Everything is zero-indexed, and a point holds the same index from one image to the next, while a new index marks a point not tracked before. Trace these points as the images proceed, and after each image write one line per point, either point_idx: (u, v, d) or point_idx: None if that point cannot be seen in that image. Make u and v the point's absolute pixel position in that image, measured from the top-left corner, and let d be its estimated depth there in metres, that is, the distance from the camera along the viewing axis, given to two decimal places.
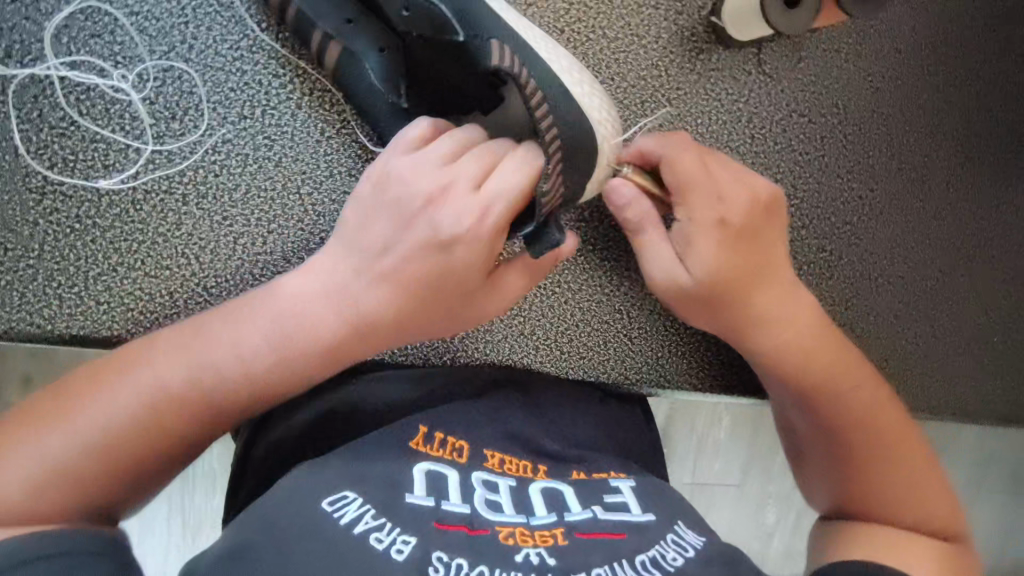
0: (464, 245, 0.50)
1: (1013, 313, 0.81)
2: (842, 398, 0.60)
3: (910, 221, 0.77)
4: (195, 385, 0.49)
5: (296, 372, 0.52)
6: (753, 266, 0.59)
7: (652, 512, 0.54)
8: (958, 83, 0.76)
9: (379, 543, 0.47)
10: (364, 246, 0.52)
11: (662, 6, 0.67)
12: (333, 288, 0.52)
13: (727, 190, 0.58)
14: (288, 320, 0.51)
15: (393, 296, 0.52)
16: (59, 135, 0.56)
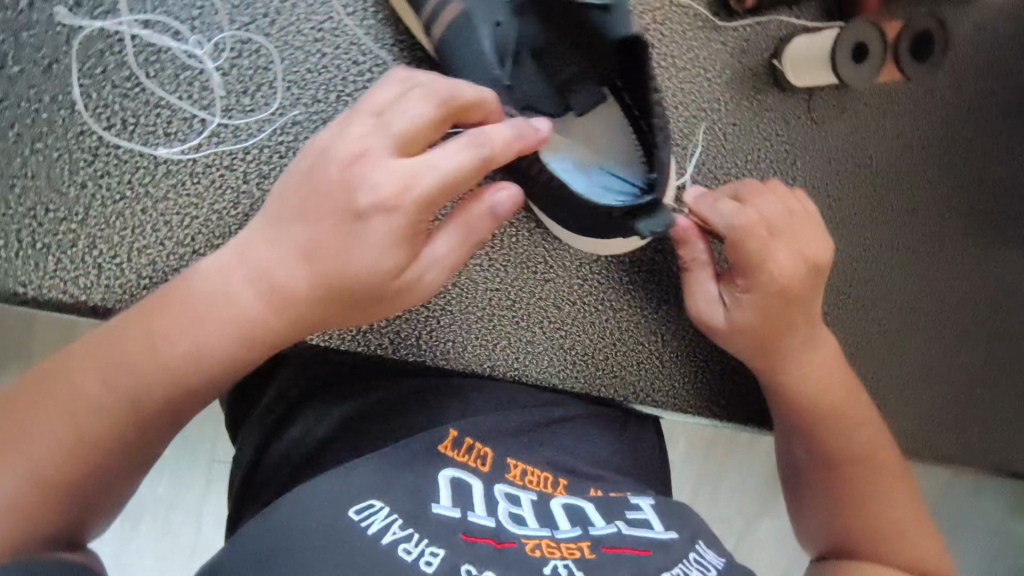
0: (387, 212, 0.42)
1: (991, 366, 0.88)
2: (845, 434, 0.62)
3: (919, 275, 0.81)
4: (110, 392, 0.42)
5: (213, 363, 0.44)
6: (790, 323, 0.60)
7: (674, 531, 0.55)
8: (970, 152, 0.82)
9: (408, 553, 0.47)
10: (288, 222, 0.44)
11: (729, 43, 0.69)
12: (257, 267, 0.44)
13: (782, 242, 0.58)
14: (198, 305, 0.43)
15: (308, 272, 0.43)
16: (123, 96, 0.53)
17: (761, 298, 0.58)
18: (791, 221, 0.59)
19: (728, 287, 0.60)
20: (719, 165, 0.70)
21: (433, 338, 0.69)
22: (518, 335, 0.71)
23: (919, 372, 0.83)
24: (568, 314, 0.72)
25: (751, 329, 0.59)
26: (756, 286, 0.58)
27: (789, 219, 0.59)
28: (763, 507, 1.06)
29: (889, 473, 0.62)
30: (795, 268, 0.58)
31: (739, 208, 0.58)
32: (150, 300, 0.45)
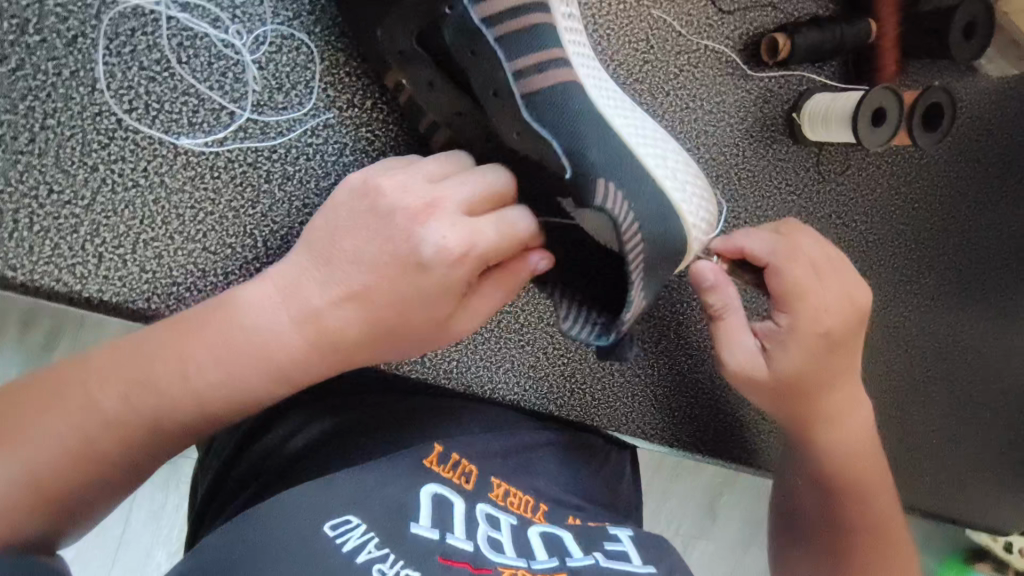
0: (449, 265, 0.45)
1: (950, 421, 0.93)
2: (863, 501, 0.64)
3: (894, 330, 0.85)
4: (130, 407, 0.42)
5: (240, 393, 0.44)
6: (834, 370, 0.61)
7: (652, 565, 0.54)
8: (956, 217, 0.86)
9: (382, 574, 0.44)
10: (335, 257, 0.46)
11: (754, 92, 0.70)
12: (299, 302, 0.45)
13: (830, 302, 0.58)
14: (237, 333, 0.44)
15: (360, 316, 0.46)
16: (149, 79, 0.50)
17: (807, 348, 0.58)
18: (835, 271, 0.59)
19: (767, 331, 0.60)
20: (731, 209, 0.72)
21: (434, 356, 0.68)
22: (521, 360, 0.70)
23: (883, 420, 0.87)
24: (572, 342, 0.72)
25: (800, 380, 0.60)
26: (804, 331, 0.58)
27: (836, 264, 0.60)
28: (702, 516, 1.18)
29: (893, 541, 0.63)
30: (840, 317, 0.59)
31: (774, 243, 0.58)
32: (184, 319, 0.44)
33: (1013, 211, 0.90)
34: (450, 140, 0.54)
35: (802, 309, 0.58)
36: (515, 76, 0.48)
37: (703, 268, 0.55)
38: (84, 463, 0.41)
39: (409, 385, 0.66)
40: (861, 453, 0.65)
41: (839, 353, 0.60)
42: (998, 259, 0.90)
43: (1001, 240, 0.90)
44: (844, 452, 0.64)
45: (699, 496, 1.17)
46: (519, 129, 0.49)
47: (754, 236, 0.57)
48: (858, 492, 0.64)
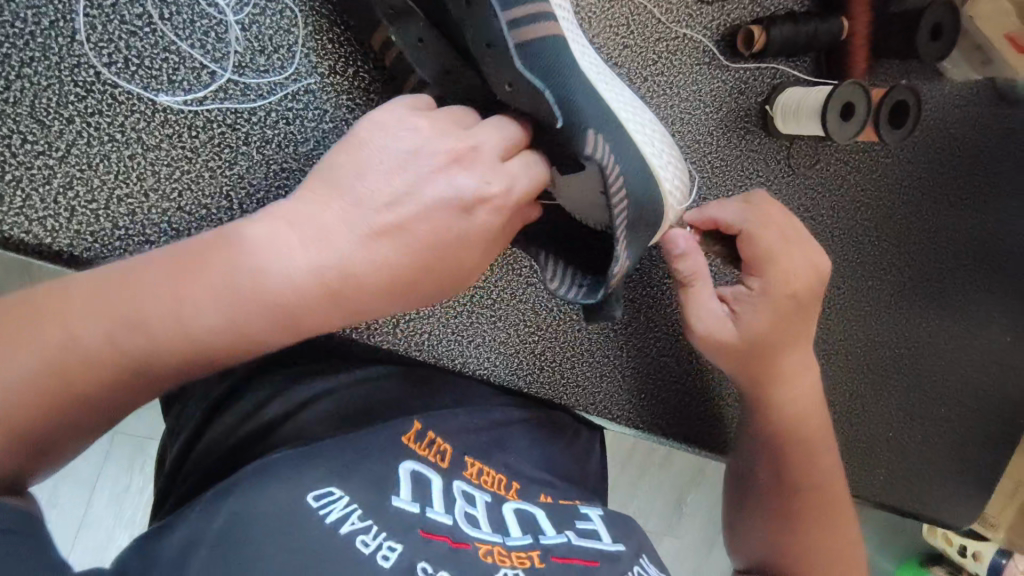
0: (488, 208, 0.47)
1: (908, 414, 0.96)
2: (811, 468, 0.66)
3: (856, 323, 0.88)
4: (121, 345, 0.38)
5: (247, 337, 0.41)
6: (794, 333, 0.63)
7: (621, 543, 0.58)
8: (920, 217, 0.89)
9: (365, 546, 0.46)
10: (359, 199, 0.44)
11: (729, 83, 0.72)
12: (321, 246, 0.42)
13: (792, 264, 0.62)
14: (249, 273, 0.40)
15: (386, 262, 0.44)
16: (130, 34, 0.50)
17: (775, 309, 0.62)
18: (797, 235, 0.63)
19: (735, 294, 0.63)
20: (702, 196, 0.73)
21: (407, 327, 0.68)
22: (492, 335, 0.71)
23: (844, 409, 0.90)
24: (543, 320, 0.73)
25: (762, 340, 0.62)
26: (772, 292, 0.61)
27: (798, 229, 0.64)
28: (672, 510, 1.20)
29: (836, 507, 0.66)
30: (803, 278, 0.62)
31: (743, 212, 0.62)
32: (184, 254, 0.40)
33: (973, 212, 0.93)
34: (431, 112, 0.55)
35: (767, 269, 0.61)
36: (509, 24, 0.47)
37: (675, 235, 0.57)
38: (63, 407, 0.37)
39: (382, 356, 0.67)
40: (811, 419, 0.67)
41: (800, 315, 0.64)
42: (958, 258, 0.94)
43: (960, 240, 0.93)
44: (799, 415, 0.66)
45: (666, 491, 1.20)
46: (512, 80, 0.47)
47: (723, 206, 0.62)
48: (809, 453, 0.67)
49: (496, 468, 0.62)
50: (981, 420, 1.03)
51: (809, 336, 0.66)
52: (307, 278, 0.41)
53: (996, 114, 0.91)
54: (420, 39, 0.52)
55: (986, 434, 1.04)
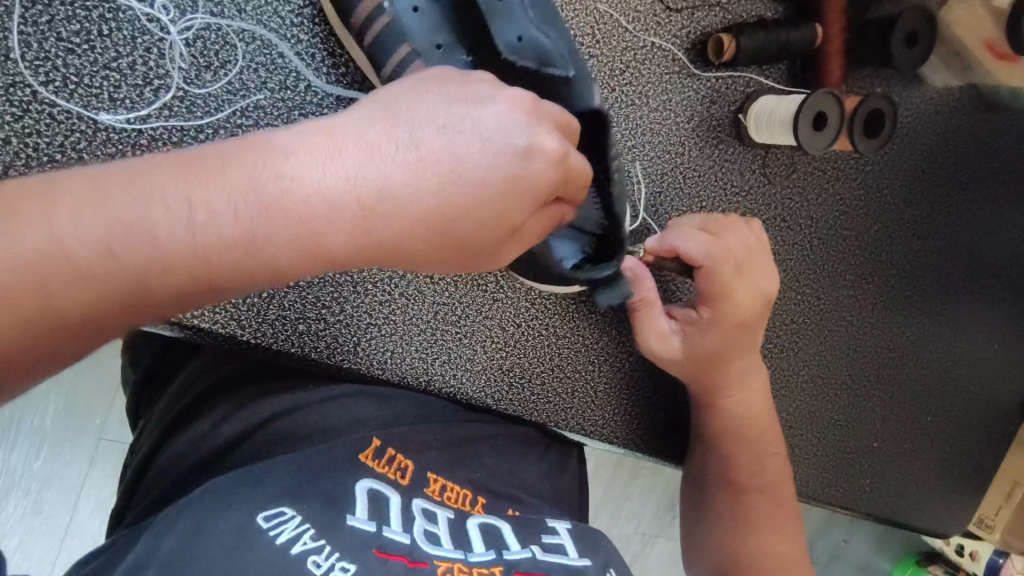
0: (531, 153, 0.41)
1: (893, 424, 0.94)
2: (765, 473, 0.69)
3: (838, 332, 0.86)
4: (115, 249, 0.34)
5: (256, 260, 0.36)
6: (739, 360, 0.66)
7: (588, 558, 0.58)
8: (903, 222, 0.88)
9: (317, 567, 0.46)
10: (403, 117, 0.39)
11: (701, 91, 0.71)
12: (345, 161, 0.37)
13: (744, 297, 0.64)
14: (265, 178, 0.36)
15: (426, 198, 0.39)
16: (68, 51, 0.49)
17: (723, 337, 0.64)
18: (748, 262, 0.64)
19: (686, 317, 0.65)
20: (675, 207, 0.72)
21: (371, 346, 0.63)
22: (460, 352, 0.68)
23: (828, 419, 0.89)
24: (513, 336, 0.71)
25: (708, 362, 0.64)
26: (720, 323, 0.63)
27: (749, 256, 0.64)
28: (672, 511, 1.15)
29: (782, 508, 0.70)
30: (750, 310, 0.64)
31: (705, 247, 0.62)
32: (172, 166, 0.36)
33: (956, 218, 0.91)
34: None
35: (716, 301, 0.63)
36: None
37: (628, 264, 0.61)
38: (21, 317, 0.33)
39: (344, 376, 0.63)
40: (763, 419, 0.70)
41: (752, 334, 0.66)
42: (942, 264, 0.92)
43: (944, 246, 0.92)
44: (748, 431, 0.69)
45: (659, 495, 1.14)
46: (522, 34, 0.56)
47: (687, 240, 0.62)
48: (763, 460, 0.70)
49: (461, 484, 0.61)
50: (967, 427, 1.01)
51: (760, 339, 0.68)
52: (348, 241, 0.38)
53: (976, 118, 0.89)
54: (417, 8, 0.56)
55: (973, 440, 1.02)
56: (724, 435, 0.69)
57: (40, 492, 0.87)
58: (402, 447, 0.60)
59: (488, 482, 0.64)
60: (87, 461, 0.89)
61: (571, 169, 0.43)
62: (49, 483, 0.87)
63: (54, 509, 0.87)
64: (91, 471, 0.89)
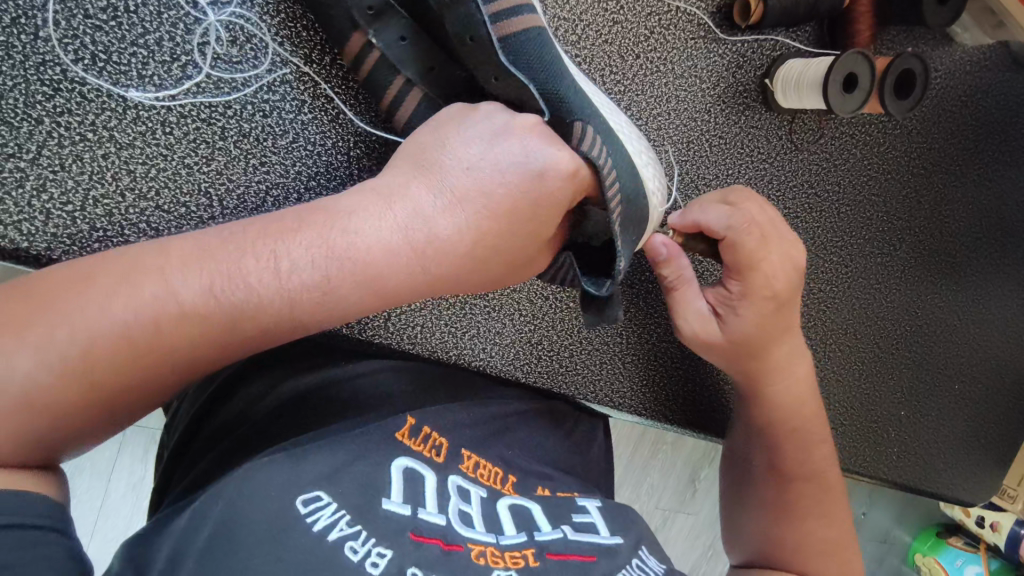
0: (558, 175, 0.47)
1: (921, 392, 0.94)
2: (809, 456, 0.66)
3: (867, 299, 0.86)
4: (217, 296, 0.39)
5: (334, 303, 0.43)
6: (780, 332, 0.64)
7: (619, 536, 0.56)
8: (932, 187, 0.86)
9: (354, 554, 0.44)
10: (437, 169, 0.45)
11: (726, 57, 0.70)
12: (395, 213, 0.44)
13: (774, 268, 0.61)
14: (334, 234, 0.42)
15: (469, 225, 0.45)
16: (95, 28, 0.49)
17: (761, 313, 0.62)
18: (775, 230, 0.62)
19: (718, 296, 0.64)
20: (702, 176, 0.71)
21: (400, 320, 0.67)
22: (488, 326, 0.71)
23: (856, 386, 0.88)
24: (540, 309, 0.73)
25: (749, 342, 0.63)
26: (754, 295, 0.62)
27: (776, 226, 0.62)
28: (690, 485, 1.14)
29: (832, 493, 0.66)
30: (783, 279, 0.62)
31: (731, 217, 0.60)
32: (228, 240, 0.41)
33: (987, 181, 0.90)
34: (414, 115, 0.54)
35: (748, 277, 0.61)
36: (492, 19, 0.49)
37: (656, 242, 0.59)
38: (121, 371, 0.38)
39: (374, 351, 0.66)
40: (805, 398, 0.67)
41: (789, 308, 0.64)
42: (972, 229, 0.90)
43: (975, 210, 0.90)
44: (791, 404, 0.66)
45: (679, 470, 1.13)
46: (497, 73, 0.50)
47: (709, 211, 0.60)
48: (803, 440, 0.66)
49: (493, 461, 0.58)
50: (998, 395, 1.00)
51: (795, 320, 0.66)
52: (409, 264, 0.44)
53: (1010, 77, 0.87)
54: (403, 38, 0.52)
55: (1004, 407, 1.00)
56: (760, 411, 0.67)
57: (72, 477, 0.81)
58: (436, 426, 0.58)
59: (524, 458, 0.61)
60: (118, 443, 0.82)
61: (586, 182, 0.48)
62: (81, 466, 0.81)
63: (87, 491, 0.81)
64: (122, 452, 0.82)
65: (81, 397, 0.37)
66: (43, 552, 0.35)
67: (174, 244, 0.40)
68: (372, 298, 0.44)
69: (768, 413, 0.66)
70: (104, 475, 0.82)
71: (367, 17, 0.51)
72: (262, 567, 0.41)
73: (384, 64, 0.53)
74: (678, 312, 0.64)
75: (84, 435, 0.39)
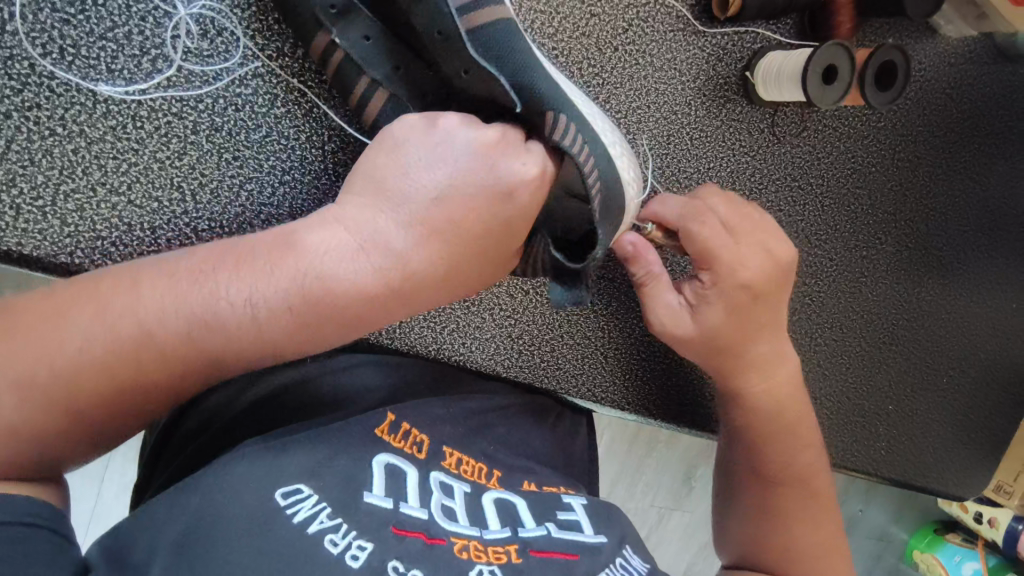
0: (526, 188, 0.47)
1: (909, 386, 0.93)
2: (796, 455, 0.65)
3: (853, 294, 0.86)
4: (193, 338, 0.39)
5: (312, 338, 0.42)
6: (751, 328, 0.63)
7: (604, 535, 0.55)
8: (917, 179, 0.86)
9: (334, 546, 0.43)
10: (401, 198, 0.44)
11: (706, 50, 0.69)
12: (367, 248, 0.43)
13: (746, 260, 0.62)
14: (306, 276, 0.41)
15: (443, 251, 0.45)
16: (63, 22, 0.48)
17: (731, 306, 0.62)
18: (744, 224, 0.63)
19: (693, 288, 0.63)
20: (683, 169, 0.71)
21: None
22: (468, 321, 0.71)
23: (844, 380, 0.88)
24: (520, 304, 0.73)
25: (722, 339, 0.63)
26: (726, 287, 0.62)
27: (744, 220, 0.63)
28: (685, 483, 1.14)
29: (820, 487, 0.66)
30: (753, 272, 0.62)
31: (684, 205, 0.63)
32: (186, 274, 0.40)
33: (973, 174, 0.90)
34: (380, 112, 0.53)
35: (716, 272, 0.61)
36: (459, 13, 0.49)
37: (625, 241, 0.61)
38: (92, 369, 0.38)
39: (353, 347, 0.65)
40: (784, 397, 0.66)
41: (766, 307, 0.64)
42: (958, 221, 0.90)
43: (961, 203, 0.90)
44: (771, 401, 0.66)
45: (674, 468, 1.13)
46: (467, 66, 0.49)
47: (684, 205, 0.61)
48: (790, 436, 0.66)
49: (475, 457, 0.58)
50: (989, 389, 1.00)
51: (776, 318, 0.66)
52: (385, 297, 0.44)
53: (994, 69, 0.87)
54: (367, 37, 0.52)
55: (994, 401, 1.00)
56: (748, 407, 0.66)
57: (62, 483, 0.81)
58: (417, 421, 0.58)
59: (506, 453, 0.61)
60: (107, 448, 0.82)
61: (550, 181, 0.49)
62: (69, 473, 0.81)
63: (79, 494, 0.81)
64: (113, 455, 0.82)
65: (57, 402, 0.37)
66: (26, 548, 0.35)
67: (130, 272, 0.40)
68: (348, 327, 0.44)
69: (751, 408, 0.66)
70: (94, 480, 0.82)
71: (330, 15, 0.52)
72: (242, 559, 0.40)
73: (349, 63, 0.52)
74: (647, 307, 0.64)
75: (73, 444, 0.39)
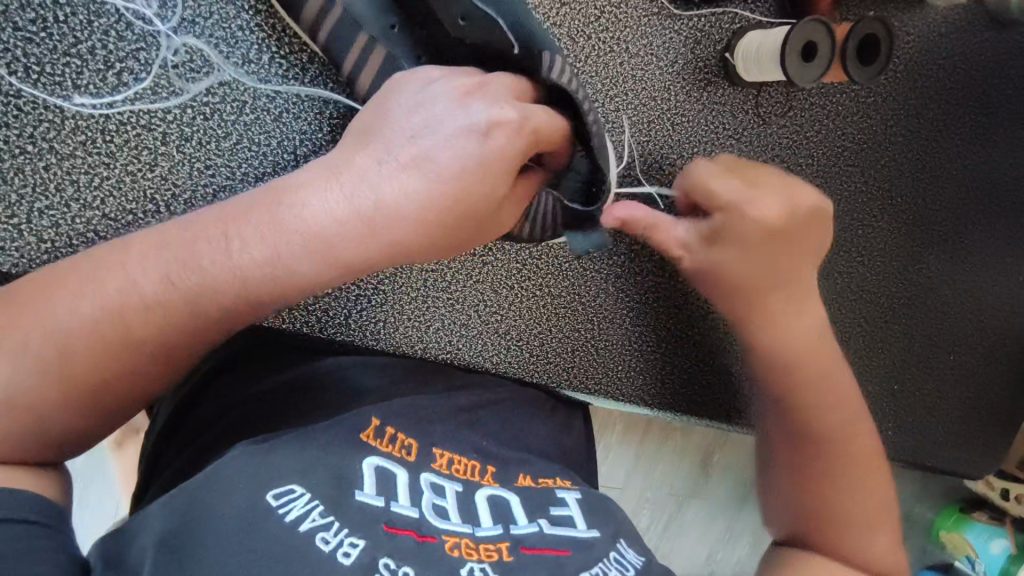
0: (503, 130, 0.46)
1: (915, 364, 0.92)
2: None
3: (851, 272, 0.84)
4: (180, 283, 0.40)
5: (291, 279, 0.42)
6: (780, 271, 0.58)
7: (597, 529, 0.52)
8: (911, 153, 0.84)
9: (325, 544, 0.41)
10: (382, 138, 0.45)
11: (683, 33, 0.68)
12: (343, 184, 0.43)
13: (768, 200, 0.58)
14: (284, 211, 0.42)
15: (420, 189, 0.44)
16: (26, 40, 0.49)
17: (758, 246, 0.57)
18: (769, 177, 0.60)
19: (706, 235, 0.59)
20: (665, 156, 0.70)
21: (361, 319, 0.67)
22: (453, 319, 0.71)
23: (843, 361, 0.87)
24: (506, 293, 0.73)
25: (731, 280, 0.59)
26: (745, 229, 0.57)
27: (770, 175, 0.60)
28: (699, 470, 1.12)
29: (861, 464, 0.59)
30: (782, 217, 0.57)
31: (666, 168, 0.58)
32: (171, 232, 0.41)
33: (971, 146, 0.88)
34: (381, 71, 0.54)
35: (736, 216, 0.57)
36: None
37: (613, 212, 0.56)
38: (66, 378, 0.38)
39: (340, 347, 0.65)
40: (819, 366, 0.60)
41: (796, 249, 0.59)
42: (954, 196, 0.88)
43: (957, 177, 0.88)
44: None
45: (688, 456, 1.11)
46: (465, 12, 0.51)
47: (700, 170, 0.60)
48: None
49: (468, 454, 0.56)
50: (996, 367, 0.97)
51: (816, 268, 0.61)
52: (363, 234, 0.43)
53: (988, 38, 0.85)
54: None
55: (1001, 380, 0.98)
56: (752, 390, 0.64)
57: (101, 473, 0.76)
58: (409, 416, 0.57)
59: (501, 447, 0.59)
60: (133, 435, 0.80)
61: (535, 130, 0.47)
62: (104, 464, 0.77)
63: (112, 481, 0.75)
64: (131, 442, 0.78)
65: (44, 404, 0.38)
66: (30, 544, 0.34)
67: (100, 257, 0.40)
68: (329, 266, 0.42)
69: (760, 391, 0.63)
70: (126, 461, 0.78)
71: None
72: (235, 557, 0.39)
73: (346, 24, 0.53)
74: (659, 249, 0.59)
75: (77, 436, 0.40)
